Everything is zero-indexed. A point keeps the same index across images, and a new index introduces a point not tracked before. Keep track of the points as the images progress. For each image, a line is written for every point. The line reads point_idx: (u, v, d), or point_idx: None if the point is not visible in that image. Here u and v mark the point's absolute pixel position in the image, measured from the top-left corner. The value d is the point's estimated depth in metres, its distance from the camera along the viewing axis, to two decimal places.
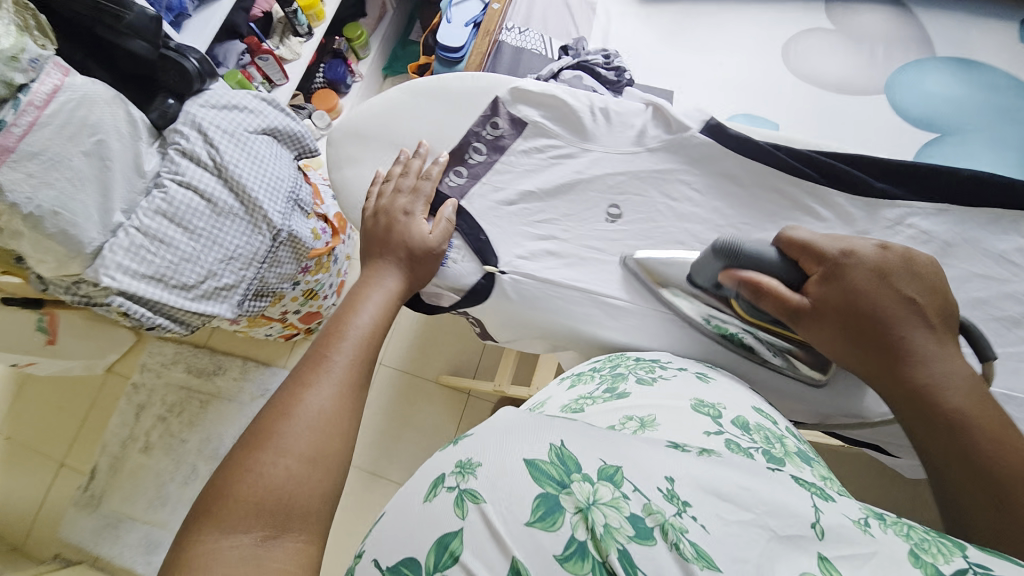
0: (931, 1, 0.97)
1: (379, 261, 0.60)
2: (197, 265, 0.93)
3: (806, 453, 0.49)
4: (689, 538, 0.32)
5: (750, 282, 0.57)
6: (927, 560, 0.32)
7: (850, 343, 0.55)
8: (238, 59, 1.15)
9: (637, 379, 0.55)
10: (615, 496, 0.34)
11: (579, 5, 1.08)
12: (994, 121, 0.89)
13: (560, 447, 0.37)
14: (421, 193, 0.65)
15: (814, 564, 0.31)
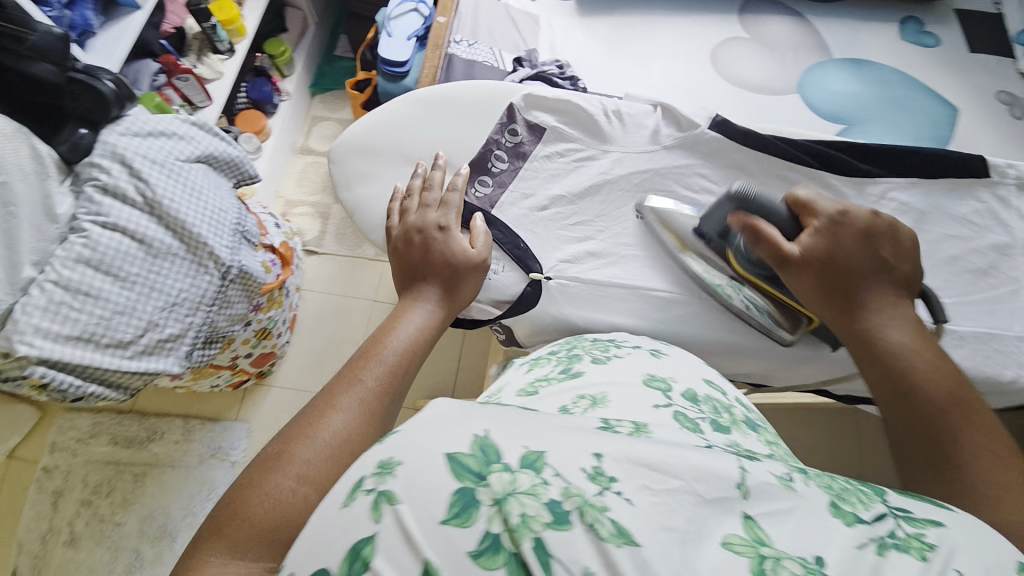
0: (821, 11, 1.11)
1: (421, 283, 0.56)
2: (133, 317, 0.79)
3: (751, 420, 0.48)
4: (609, 516, 0.29)
5: (753, 227, 0.59)
6: (847, 509, 0.33)
7: (824, 293, 0.57)
8: (152, 80, 1.04)
9: (592, 358, 0.54)
10: (535, 484, 0.30)
11: (522, 19, 1.09)
12: (888, 112, 1.01)
13: (483, 436, 0.32)
14: (450, 206, 0.61)
15: (737, 525, 0.31)
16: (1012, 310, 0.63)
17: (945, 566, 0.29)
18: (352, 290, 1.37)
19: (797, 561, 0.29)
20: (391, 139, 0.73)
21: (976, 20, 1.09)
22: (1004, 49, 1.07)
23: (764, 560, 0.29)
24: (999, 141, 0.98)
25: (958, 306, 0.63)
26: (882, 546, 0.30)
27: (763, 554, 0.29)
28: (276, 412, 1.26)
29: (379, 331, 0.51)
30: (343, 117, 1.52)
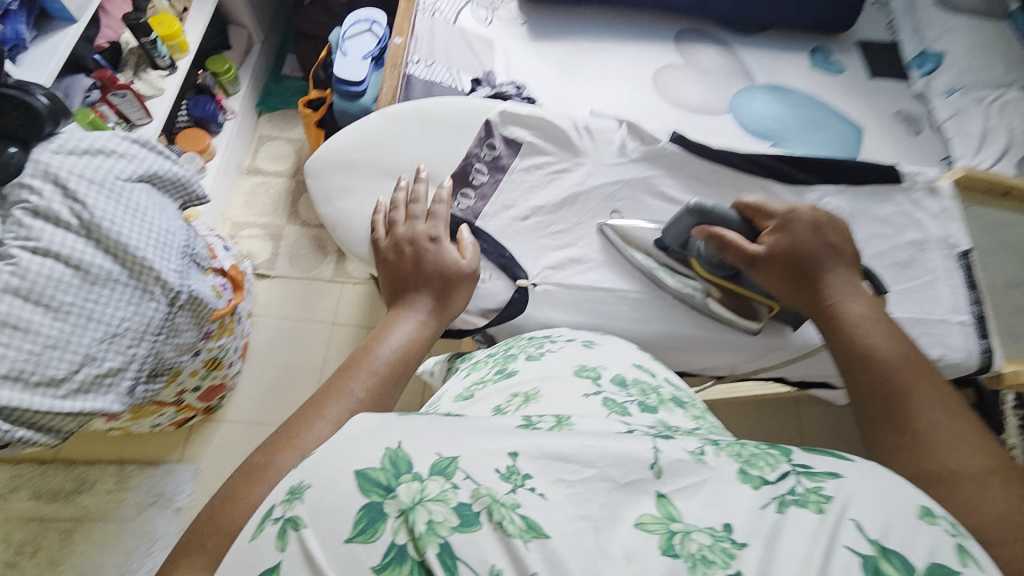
0: (744, 42, 1.24)
1: (412, 292, 0.57)
2: (67, 351, 0.72)
3: (680, 397, 0.49)
4: (519, 512, 0.30)
5: (716, 236, 0.64)
6: (754, 474, 0.34)
7: (791, 281, 0.61)
8: (85, 96, 0.98)
9: (526, 356, 0.53)
10: (445, 490, 0.31)
11: (477, 41, 1.13)
12: (806, 130, 1.13)
13: (395, 447, 0.33)
14: (438, 217, 0.63)
15: (651, 504, 0.32)
16: (930, 297, 0.72)
17: (840, 516, 0.30)
18: (311, 313, 1.32)
19: (706, 533, 0.30)
20: (369, 151, 0.73)
21: (875, 50, 1.26)
22: (900, 75, 1.25)
23: (674, 535, 0.30)
24: (900, 154, 1.14)
25: (887, 295, 0.71)
26: (783, 504, 0.32)
27: (673, 530, 0.31)
28: (227, 447, 1.17)
29: (370, 338, 0.51)
30: (293, 136, 1.48)
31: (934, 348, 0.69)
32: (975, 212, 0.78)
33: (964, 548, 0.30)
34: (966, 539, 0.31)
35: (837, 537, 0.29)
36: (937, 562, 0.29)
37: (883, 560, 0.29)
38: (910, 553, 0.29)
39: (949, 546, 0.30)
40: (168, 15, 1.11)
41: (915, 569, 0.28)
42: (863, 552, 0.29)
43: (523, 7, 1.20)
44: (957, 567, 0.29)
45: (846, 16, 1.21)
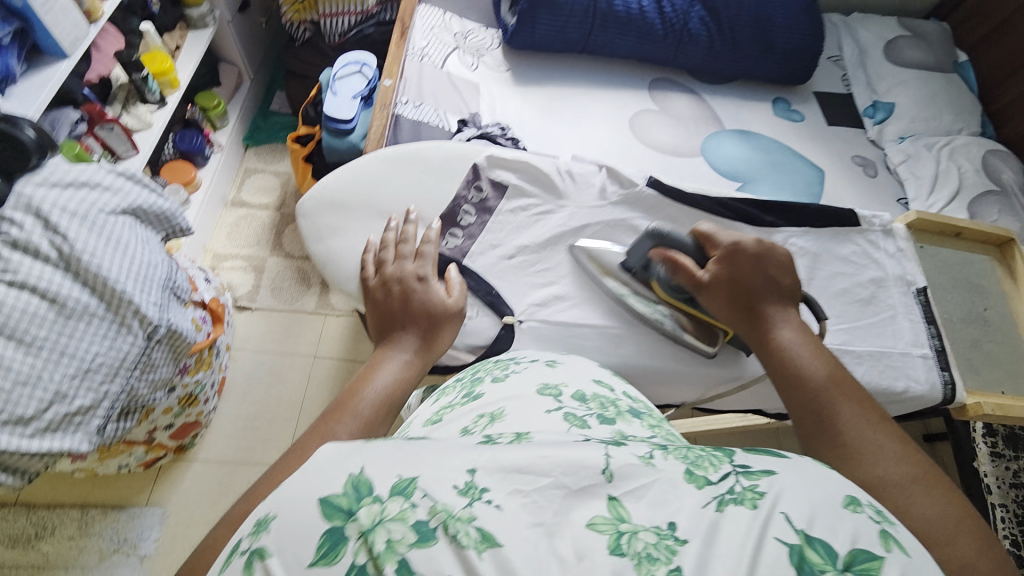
0: (713, 91, 1.33)
1: (399, 331, 0.57)
2: (38, 388, 0.70)
3: (637, 409, 0.49)
4: (474, 525, 0.30)
5: (670, 258, 0.67)
6: (699, 474, 0.34)
7: (731, 308, 0.64)
8: (72, 128, 0.96)
9: (492, 378, 0.53)
10: (404, 509, 0.31)
11: (463, 84, 1.18)
12: (771, 172, 1.20)
13: (358, 473, 0.33)
14: (426, 257, 0.64)
15: (602, 507, 0.32)
16: (892, 331, 0.76)
17: (770, 510, 0.31)
18: (293, 346, 1.30)
19: (652, 532, 0.31)
20: (360, 193, 0.75)
21: (831, 101, 1.37)
22: (856, 123, 1.35)
23: (621, 536, 0.30)
24: (860, 195, 1.21)
25: (852, 329, 0.76)
26: (721, 503, 0.32)
27: (621, 530, 0.30)
28: (197, 490, 1.12)
29: (355, 380, 0.51)
30: (279, 170, 1.50)
31: (898, 380, 0.73)
32: (928, 251, 0.83)
33: (887, 533, 0.31)
34: (890, 525, 0.32)
35: (768, 529, 0.30)
36: (860, 549, 0.30)
37: (807, 548, 0.29)
38: (834, 541, 0.30)
39: (872, 532, 0.31)
40: (159, 52, 1.12)
41: (838, 556, 0.29)
42: (789, 542, 0.30)
43: (507, 55, 1.27)
44: (879, 552, 0.30)
45: (804, 70, 1.31)
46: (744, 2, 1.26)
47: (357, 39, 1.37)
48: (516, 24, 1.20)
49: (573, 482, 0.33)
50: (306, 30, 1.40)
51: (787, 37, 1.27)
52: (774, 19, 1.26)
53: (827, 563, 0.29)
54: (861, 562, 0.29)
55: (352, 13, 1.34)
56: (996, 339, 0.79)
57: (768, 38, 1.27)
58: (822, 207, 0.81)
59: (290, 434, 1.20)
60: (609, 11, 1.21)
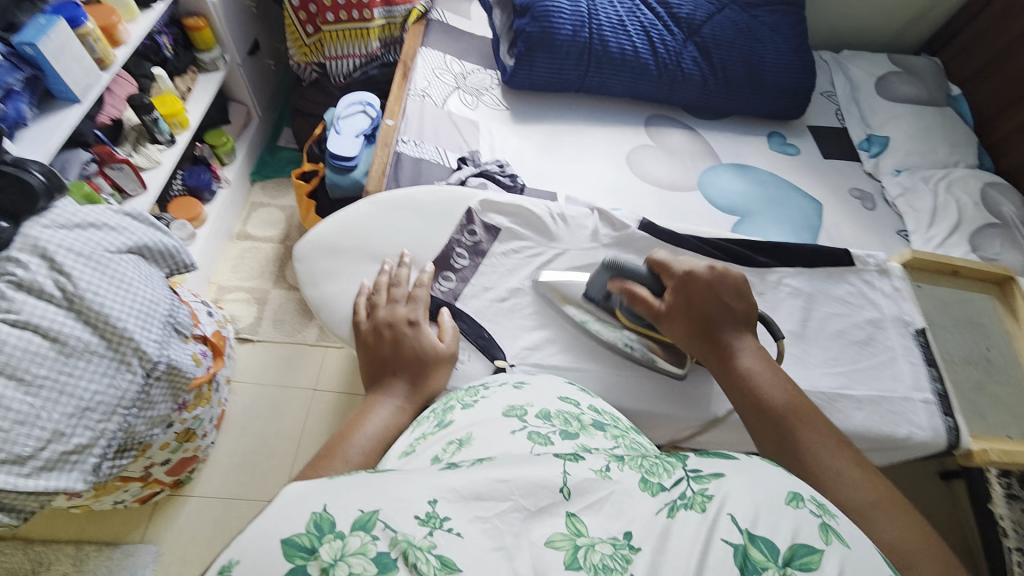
0: (708, 127, 1.35)
1: (390, 377, 0.61)
2: (35, 427, 0.69)
3: (601, 421, 0.50)
4: (434, 552, 0.33)
5: (630, 291, 0.69)
6: (653, 482, 0.39)
7: (693, 339, 0.66)
8: (81, 169, 1.00)
9: (462, 405, 0.52)
10: (365, 542, 0.33)
11: (464, 123, 1.21)
12: (768, 206, 1.21)
13: (320, 511, 0.35)
14: (417, 301, 0.68)
15: (561, 523, 0.36)
16: (892, 374, 0.75)
17: (718, 513, 0.36)
18: (292, 379, 1.30)
19: (608, 543, 0.35)
20: (356, 237, 0.76)
21: (825, 135, 1.39)
22: (851, 156, 1.36)
23: (579, 549, 0.35)
24: (859, 228, 1.22)
25: (851, 372, 0.74)
26: (673, 509, 0.37)
27: (579, 544, 0.35)
28: (193, 527, 1.10)
29: (346, 425, 0.54)
30: (284, 203, 1.53)
31: (901, 424, 0.71)
32: (926, 291, 0.83)
33: (827, 527, 0.36)
34: (829, 517, 0.37)
35: (715, 531, 0.35)
36: (800, 543, 0.35)
37: (751, 547, 0.34)
38: (775, 538, 0.35)
39: (812, 527, 0.36)
40: (170, 95, 1.21)
41: (779, 552, 0.34)
42: (734, 542, 0.35)
43: (507, 94, 1.31)
44: (819, 545, 0.35)
45: (796, 106, 1.34)
46: (735, 43, 1.30)
47: (361, 80, 1.43)
48: (515, 65, 1.24)
49: (541, 514, 0.37)
50: (313, 71, 1.48)
51: (778, 76, 1.30)
52: (765, 59, 1.30)
53: (768, 560, 0.34)
54: (800, 555, 0.34)
55: (355, 55, 1.40)
56: (1001, 380, 0.78)
57: (760, 77, 1.30)
58: (814, 249, 0.82)
59: (288, 469, 1.18)
60: (604, 53, 1.24)
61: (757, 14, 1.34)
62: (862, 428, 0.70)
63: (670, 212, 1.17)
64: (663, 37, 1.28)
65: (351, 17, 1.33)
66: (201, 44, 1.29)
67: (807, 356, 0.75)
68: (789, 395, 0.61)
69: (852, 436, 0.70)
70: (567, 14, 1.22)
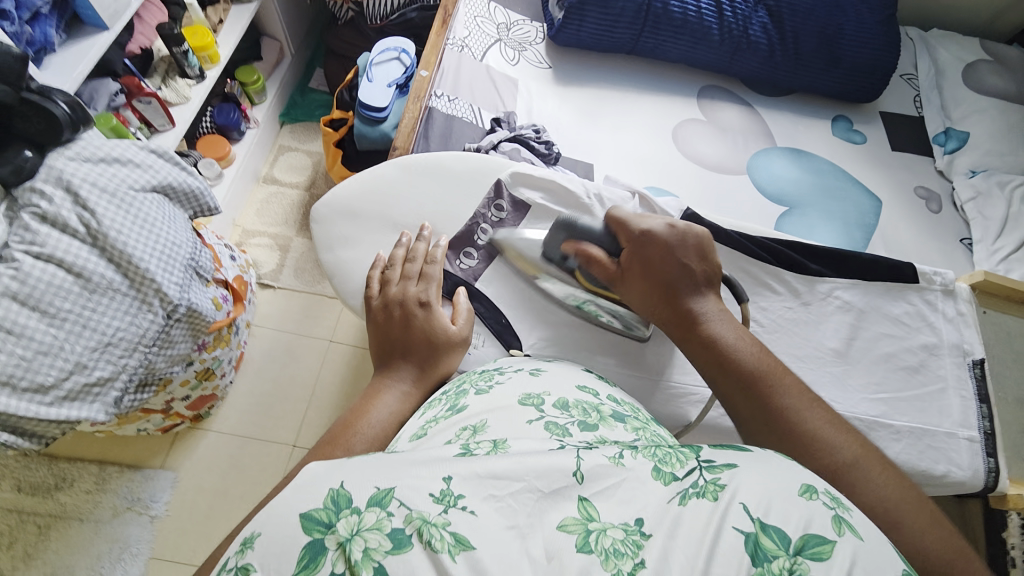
0: (767, 105, 1.24)
1: (398, 361, 0.58)
2: (58, 358, 0.71)
3: (621, 412, 0.46)
4: (449, 530, 0.31)
5: (583, 251, 0.65)
6: (666, 471, 0.36)
7: (654, 303, 0.62)
8: (110, 100, 1.00)
9: (476, 390, 0.49)
10: (380, 518, 0.31)
11: (502, 80, 1.14)
12: (823, 199, 1.12)
13: (338, 487, 0.33)
14: (431, 279, 0.64)
15: (573, 508, 0.34)
16: (938, 406, 0.70)
17: (730, 501, 0.33)
18: (309, 328, 1.31)
19: (620, 528, 0.33)
20: (379, 204, 0.73)
21: (899, 125, 1.26)
22: (925, 149, 1.23)
23: (590, 533, 0.32)
24: (923, 233, 1.11)
25: (893, 401, 0.70)
26: (685, 497, 0.34)
27: (590, 528, 0.32)
28: (209, 460, 1.15)
29: (352, 412, 0.54)
30: (312, 149, 1.50)
31: (940, 460, 0.67)
32: (991, 317, 0.79)
33: (840, 518, 0.33)
34: (844, 510, 0.34)
35: (727, 519, 0.32)
36: (812, 532, 0.31)
37: (762, 535, 0.31)
38: (786, 526, 0.32)
39: (825, 517, 0.32)
40: (201, 27, 1.15)
41: (790, 541, 0.31)
42: (745, 531, 0.31)
43: (552, 50, 1.22)
44: (831, 536, 0.31)
45: (870, 89, 1.21)
46: (813, 10, 1.16)
47: (399, 23, 1.35)
48: (564, 20, 1.14)
49: (556, 496, 0.34)
50: (349, 10, 1.41)
51: (857, 52, 1.17)
52: (845, 31, 1.16)
53: (779, 549, 0.31)
54: (812, 545, 0.31)
55: None
56: None
57: (835, 52, 1.17)
58: (871, 258, 0.75)
59: (300, 414, 1.22)
60: (663, 12, 1.13)
61: None
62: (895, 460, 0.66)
63: (713, 198, 1.09)
64: None
65: None
66: None
67: (847, 379, 0.70)
68: (757, 357, 0.57)
69: None
70: None
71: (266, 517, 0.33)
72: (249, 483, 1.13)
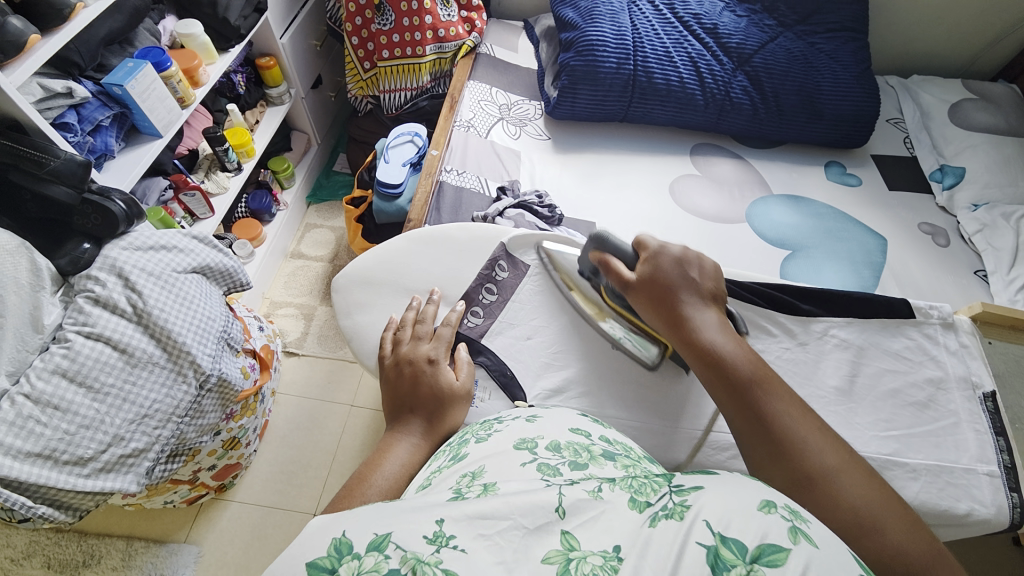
0: (757, 157, 1.31)
1: (407, 415, 0.61)
2: (98, 432, 0.75)
3: (612, 451, 0.48)
4: (441, 566, 0.32)
5: (607, 262, 0.69)
6: (641, 499, 0.38)
7: (659, 309, 0.64)
8: (160, 195, 1.13)
9: (476, 438, 0.51)
10: (378, 561, 0.33)
11: (505, 152, 1.24)
12: (824, 240, 1.14)
13: (340, 536, 0.35)
14: (441, 339, 0.68)
15: (556, 541, 0.35)
16: (952, 442, 0.68)
17: (694, 519, 0.35)
18: (332, 395, 1.35)
19: (599, 555, 0.34)
20: (389, 271, 0.79)
21: (889, 166, 1.30)
22: (921, 187, 1.26)
23: (570, 562, 0.34)
24: (929, 268, 1.11)
25: (905, 437, 0.68)
26: (655, 519, 0.36)
27: (570, 557, 0.34)
28: (231, 533, 1.15)
29: (366, 466, 0.56)
30: (335, 225, 1.63)
31: (964, 499, 0.64)
32: (998, 348, 0.78)
33: (796, 529, 0.34)
34: (802, 522, 0.35)
35: (690, 535, 0.34)
36: (768, 543, 0.32)
37: (722, 547, 0.32)
38: (744, 538, 0.33)
39: (780, 528, 0.33)
40: (241, 128, 1.30)
41: (747, 550, 0.32)
42: (706, 543, 0.33)
43: (550, 124, 1.33)
44: (787, 544, 0.32)
45: (855, 135, 1.27)
46: (789, 71, 1.25)
47: (412, 111, 1.50)
48: (558, 97, 1.26)
49: (539, 533, 0.36)
50: (368, 102, 1.57)
51: (836, 104, 1.24)
52: (822, 87, 1.25)
53: (737, 558, 0.32)
54: (767, 554, 0.32)
55: (407, 88, 1.47)
56: None
57: (815, 105, 1.25)
58: (866, 297, 0.76)
59: (322, 482, 1.23)
60: (649, 84, 1.24)
61: (814, 41, 1.30)
62: (916, 500, 0.64)
63: (713, 246, 1.12)
64: (711, 67, 1.26)
65: (404, 53, 1.39)
66: (270, 81, 1.41)
67: (853, 416, 0.70)
68: (752, 364, 0.58)
69: None
70: (611, 46, 1.22)
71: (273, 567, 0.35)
72: (269, 556, 1.12)
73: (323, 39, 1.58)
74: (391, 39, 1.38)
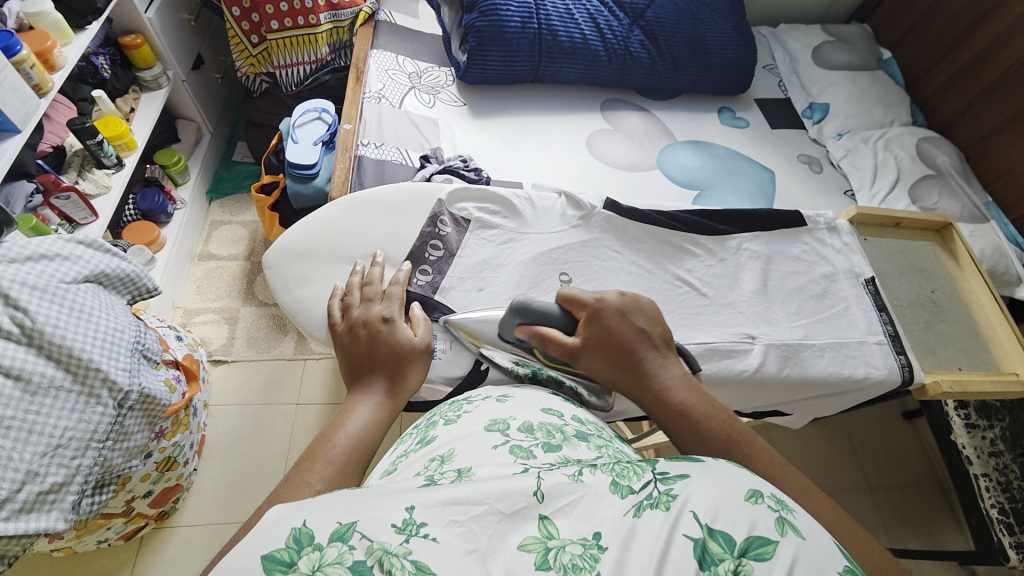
0: (662, 106, 1.39)
1: (368, 375, 0.60)
2: (6, 471, 0.66)
3: (585, 431, 0.50)
4: (410, 559, 0.33)
5: (539, 332, 0.65)
6: (624, 484, 0.39)
7: (615, 369, 0.62)
8: (26, 202, 0.97)
9: (445, 421, 0.52)
10: (342, 552, 0.34)
11: (422, 121, 1.21)
12: (725, 178, 1.26)
13: (300, 526, 0.35)
14: (393, 297, 0.67)
15: (534, 527, 0.36)
16: (844, 321, 0.80)
17: (680, 510, 0.37)
18: (273, 396, 1.27)
19: (579, 544, 0.35)
20: (325, 240, 0.76)
21: (772, 108, 1.45)
22: (798, 123, 1.43)
23: (549, 551, 0.35)
24: (809, 192, 1.28)
25: (811, 324, 0.80)
26: (640, 509, 0.37)
27: (549, 546, 0.35)
28: (183, 558, 1.07)
29: (328, 426, 0.54)
30: (245, 220, 1.50)
31: (858, 370, 0.76)
32: (873, 243, 0.91)
33: (783, 520, 0.36)
34: (788, 512, 0.37)
35: (677, 527, 0.35)
36: (756, 535, 0.35)
37: (710, 540, 0.35)
38: (732, 531, 0.35)
39: (768, 520, 0.36)
40: (114, 117, 1.15)
41: (735, 544, 0.34)
42: (694, 536, 0.35)
43: (463, 89, 1.31)
44: (774, 537, 0.35)
45: (740, 82, 1.40)
46: (678, 25, 1.34)
47: (314, 86, 1.41)
48: (468, 62, 1.24)
49: (516, 518, 0.37)
50: (262, 82, 1.45)
51: (722, 53, 1.35)
52: (707, 38, 1.35)
53: (725, 551, 0.34)
54: (755, 547, 0.34)
55: (305, 62, 1.37)
56: (946, 318, 0.86)
57: (704, 55, 1.35)
58: (768, 212, 0.86)
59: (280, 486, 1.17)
60: (555, 42, 1.26)
61: None
62: (824, 372, 0.75)
63: (634, 191, 1.19)
64: (610, 23, 1.31)
65: (296, 23, 1.29)
66: (141, 62, 1.24)
67: (771, 312, 0.80)
68: (706, 408, 0.58)
69: (814, 379, 0.75)
70: (514, 6, 1.23)
71: (228, 561, 0.35)
72: None
73: (198, 13, 1.41)
74: (278, 8, 1.27)
